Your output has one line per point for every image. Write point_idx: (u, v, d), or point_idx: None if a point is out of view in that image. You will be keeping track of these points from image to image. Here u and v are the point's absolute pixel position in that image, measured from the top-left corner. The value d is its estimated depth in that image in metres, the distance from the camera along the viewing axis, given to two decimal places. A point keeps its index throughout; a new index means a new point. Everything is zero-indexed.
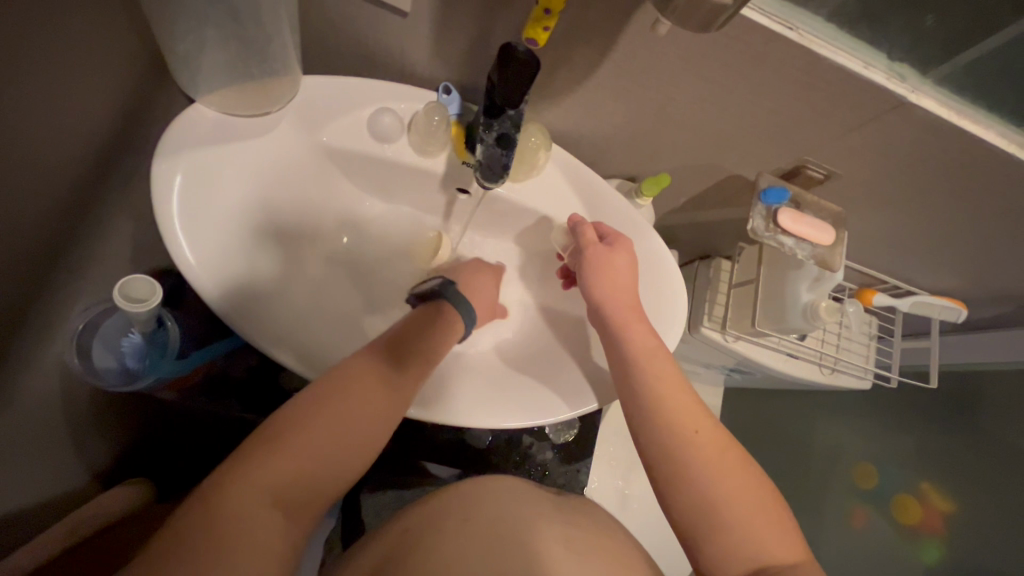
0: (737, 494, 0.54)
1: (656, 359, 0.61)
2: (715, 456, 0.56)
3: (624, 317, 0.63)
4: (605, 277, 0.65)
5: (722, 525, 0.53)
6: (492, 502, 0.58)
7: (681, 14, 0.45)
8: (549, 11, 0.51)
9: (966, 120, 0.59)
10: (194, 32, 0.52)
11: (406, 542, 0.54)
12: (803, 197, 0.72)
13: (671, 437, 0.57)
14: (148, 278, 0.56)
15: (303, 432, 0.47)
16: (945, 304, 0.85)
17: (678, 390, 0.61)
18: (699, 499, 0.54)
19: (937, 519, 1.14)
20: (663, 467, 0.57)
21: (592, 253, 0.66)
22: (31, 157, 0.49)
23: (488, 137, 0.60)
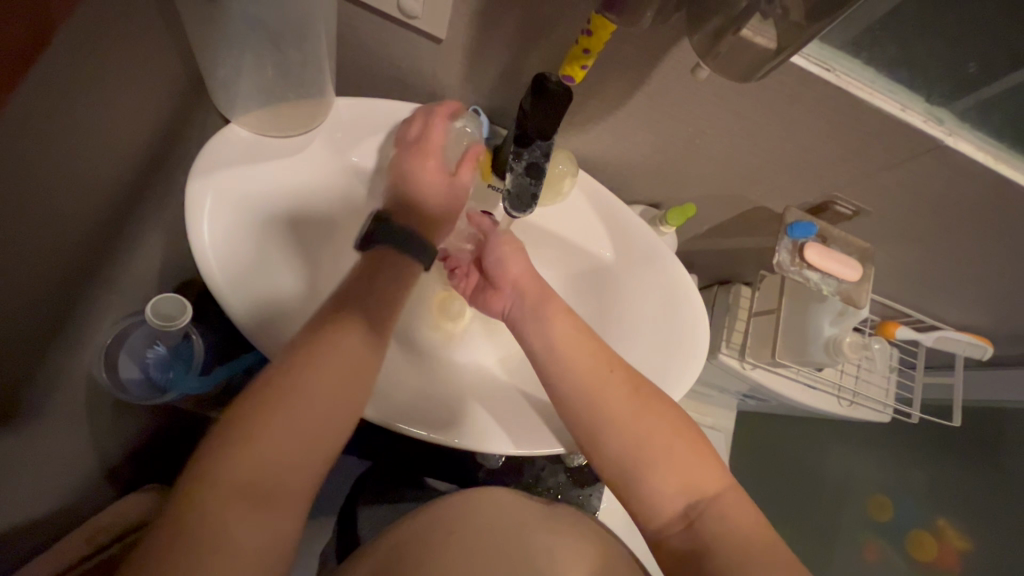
0: (672, 457, 0.55)
1: (576, 339, 0.60)
2: (645, 422, 0.56)
3: (547, 305, 0.63)
4: (515, 262, 0.66)
5: (658, 488, 0.55)
6: (486, 518, 0.59)
7: (721, 62, 0.45)
8: (588, 51, 0.52)
9: (1003, 165, 0.58)
10: (235, 57, 0.53)
11: (399, 549, 0.55)
12: (831, 232, 0.71)
13: (594, 417, 0.57)
14: (177, 296, 0.58)
15: (262, 427, 0.45)
16: (970, 340, 0.83)
17: (605, 369, 0.58)
18: (633, 466, 0.56)
19: (954, 556, 1.14)
20: (591, 443, 0.57)
21: (501, 238, 0.66)
22: (78, 175, 0.50)
23: (517, 167, 0.60)
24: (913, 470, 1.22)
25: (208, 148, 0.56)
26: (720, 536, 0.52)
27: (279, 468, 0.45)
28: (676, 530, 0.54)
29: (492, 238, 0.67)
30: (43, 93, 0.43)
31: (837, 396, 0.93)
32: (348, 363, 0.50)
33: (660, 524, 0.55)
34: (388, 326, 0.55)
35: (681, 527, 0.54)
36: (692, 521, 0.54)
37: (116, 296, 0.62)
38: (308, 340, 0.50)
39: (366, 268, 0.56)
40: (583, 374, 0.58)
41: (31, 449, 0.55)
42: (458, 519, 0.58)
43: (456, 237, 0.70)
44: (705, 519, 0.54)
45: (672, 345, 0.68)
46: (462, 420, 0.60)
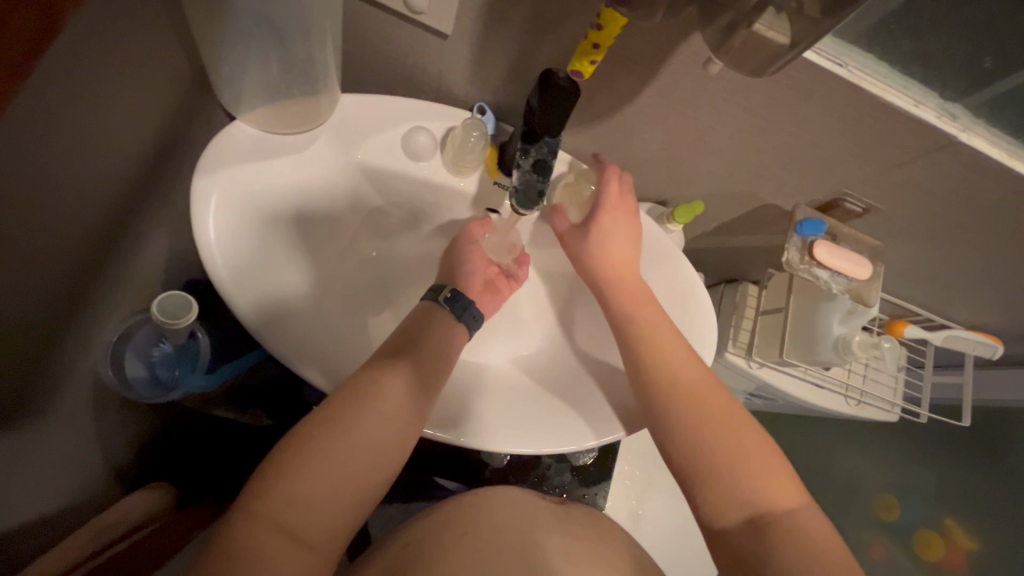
0: (737, 459, 0.52)
1: (665, 335, 0.61)
2: (719, 415, 0.55)
3: (630, 287, 0.64)
4: (619, 243, 0.66)
5: (725, 481, 0.52)
6: (493, 517, 0.58)
7: (734, 58, 0.45)
8: (598, 46, 0.51)
9: (1019, 162, 0.57)
10: (240, 53, 0.53)
11: (409, 551, 0.54)
12: (841, 230, 0.71)
13: (670, 398, 0.57)
14: (182, 293, 0.58)
15: (326, 443, 0.48)
16: (981, 339, 0.83)
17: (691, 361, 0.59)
18: (702, 453, 0.53)
19: (960, 557, 1.14)
20: (664, 423, 0.56)
21: (613, 216, 0.66)
22: (83, 172, 0.50)
23: (523, 164, 0.60)
24: (919, 470, 1.22)
25: (213, 147, 0.56)
26: (785, 548, 0.47)
27: (323, 511, 0.46)
28: (736, 531, 0.50)
29: (606, 209, 0.66)
30: (47, 88, 0.42)
31: (845, 396, 0.92)
32: (394, 413, 0.51)
33: (723, 522, 0.50)
34: (433, 376, 0.56)
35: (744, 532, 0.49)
36: (759, 527, 0.49)
37: (121, 294, 0.62)
38: (358, 385, 0.52)
39: (426, 306, 0.61)
40: (667, 352, 0.59)
41: (42, 443, 0.56)
42: (466, 521, 0.56)
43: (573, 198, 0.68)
44: (771, 526, 0.48)
45: None
46: (470, 419, 0.60)
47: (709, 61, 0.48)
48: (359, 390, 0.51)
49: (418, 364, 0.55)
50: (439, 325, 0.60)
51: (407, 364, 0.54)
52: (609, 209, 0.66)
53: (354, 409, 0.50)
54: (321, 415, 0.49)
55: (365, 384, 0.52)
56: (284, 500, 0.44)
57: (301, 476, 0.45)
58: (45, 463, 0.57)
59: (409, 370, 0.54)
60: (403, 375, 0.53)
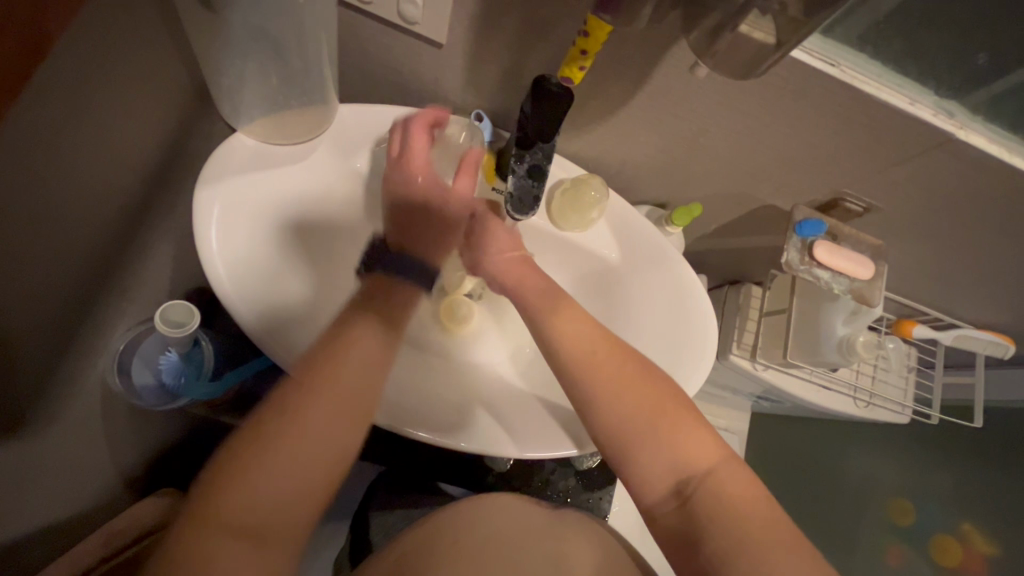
0: (651, 430, 0.52)
1: (569, 313, 0.58)
2: (633, 403, 0.53)
3: (535, 291, 0.60)
4: (507, 248, 0.62)
5: (654, 471, 0.52)
6: (486, 522, 0.59)
7: (721, 60, 0.45)
8: (586, 53, 0.52)
9: (1019, 158, 0.57)
10: (239, 67, 0.54)
11: (412, 558, 0.54)
12: (841, 229, 0.70)
13: (578, 377, 0.55)
14: (186, 302, 0.58)
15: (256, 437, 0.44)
16: (991, 338, 0.82)
17: (603, 351, 0.55)
18: (624, 452, 0.53)
19: (981, 563, 1.11)
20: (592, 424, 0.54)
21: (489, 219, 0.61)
22: (87, 185, 0.51)
23: (518, 168, 0.61)
24: (936, 473, 1.19)
25: (213, 155, 0.57)
26: (717, 510, 0.49)
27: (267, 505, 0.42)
28: (668, 508, 0.51)
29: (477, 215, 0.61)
30: (49, 105, 0.44)
31: (853, 398, 0.92)
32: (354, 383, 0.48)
33: (653, 501, 0.52)
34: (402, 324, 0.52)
35: (673, 507, 0.51)
36: (686, 498, 0.51)
37: (126, 303, 0.63)
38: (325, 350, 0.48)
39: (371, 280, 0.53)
40: (581, 360, 0.55)
41: (44, 453, 0.58)
42: (458, 528, 0.57)
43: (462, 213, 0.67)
44: (695, 495, 0.50)
45: (677, 350, 0.68)
46: (471, 422, 0.60)
47: (697, 64, 0.48)
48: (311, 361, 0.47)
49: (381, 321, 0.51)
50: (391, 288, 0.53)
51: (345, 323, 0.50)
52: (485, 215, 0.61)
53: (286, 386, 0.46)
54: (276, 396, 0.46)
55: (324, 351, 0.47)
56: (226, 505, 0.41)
57: (262, 447, 0.43)
58: (48, 471, 0.58)
59: (374, 324, 0.50)
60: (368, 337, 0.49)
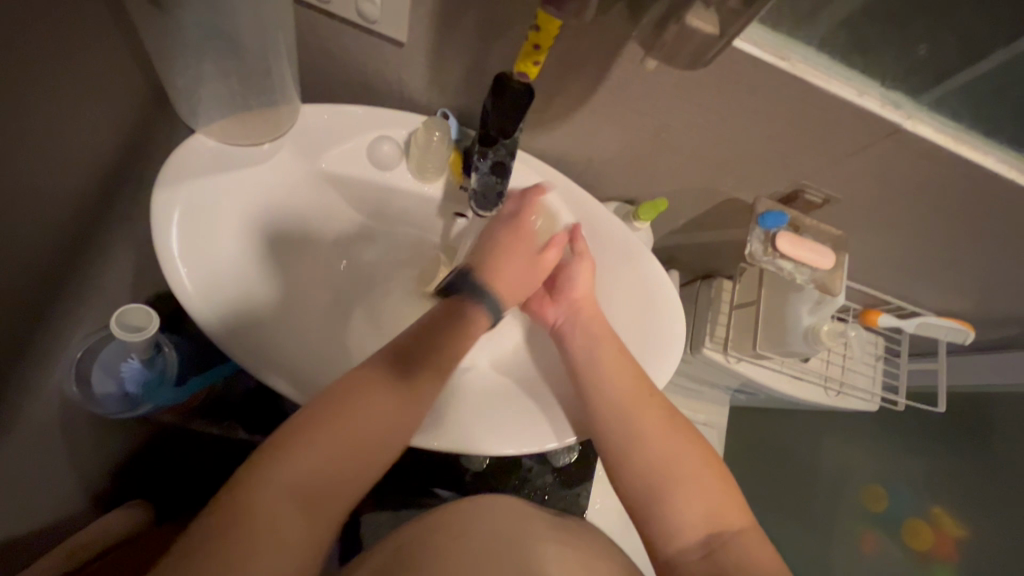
0: (681, 477, 0.56)
1: (617, 357, 0.62)
2: (666, 445, 0.57)
3: (594, 320, 0.65)
4: (584, 280, 0.68)
5: (682, 522, 0.54)
6: (484, 518, 0.58)
7: (667, 52, 0.47)
8: (539, 47, 0.52)
9: (966, 146, 0.58)
10: (194, 66, 0.53)
11: (398, 555, 0.54)
12: (803, 221, 0.72)
13: (613, 413, 0.59)
14: (145, 306, 0.56)
15: (309, 446, 0.45)
16: (951, 325, 0.84)
17: (640, 390, 0.60)
18: (652, 497, 0.56)
19: (949, 544, 1.13)
20: (621, 457, 0.58)
21: (509, 246, 0.65)
22: (38, 191, 0.50)
23: (481, 166, 0.62)
24: (910, 459, 1.21)
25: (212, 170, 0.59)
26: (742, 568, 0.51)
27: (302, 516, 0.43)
28: (694, 559, 0.53)
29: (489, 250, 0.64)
30: None
31: (823, 386, 0.93)
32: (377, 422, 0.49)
33: (678, 549, 0.54)
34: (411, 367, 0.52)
35: (698, 558, 0.53)
36: (712, 550, 0.53)
37: (84, 310, 0.62)
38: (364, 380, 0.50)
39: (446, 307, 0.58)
40: (622, 403, 0.59)
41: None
42: (459, 524, 0.57)
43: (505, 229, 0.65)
44: (712, 546, 0.53)
45: (646, 342, 0.69)
46: (440, 419, 0.59)
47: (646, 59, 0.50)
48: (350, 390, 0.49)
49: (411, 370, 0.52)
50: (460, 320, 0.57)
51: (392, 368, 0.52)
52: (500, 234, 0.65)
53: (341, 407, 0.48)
54: (300, 421, 0.46)
55: (348, 394, 0.48)
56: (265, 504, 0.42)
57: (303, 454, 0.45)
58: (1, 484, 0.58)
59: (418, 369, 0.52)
60: (386, 379, 0.51)
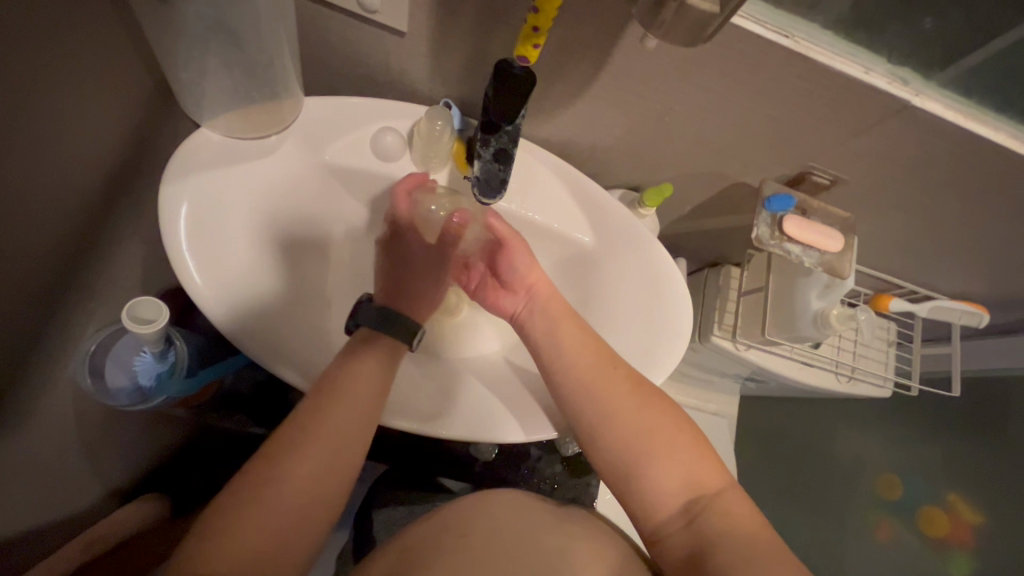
0: (655, 448, 0.56)
1: (569, 328, 0.63)
2: (631, 411, 0.58)
3: (547, 298, 0.65)
4: (531, 264, 0.66)
5: (662, 494, 0.56)
6: (491, 516, 0.58)
7: (668, 29, 0.46)
8: (538, 29, 0.51)
9: (976, 122, 0.57)
10: (196, 60, 0.54)
11: (409, 550, 0.55)
12: (810, 204, 0.71)
13: (576, 388, 0.60)
14: (155, 299, 0.56)
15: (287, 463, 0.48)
16: (965, 308, 0.83)
17: (610, 370, 0.60)
18: (629, 474, 0.57)
19: (967, 532, 1.14)
20: (588, 435, 0.59)
21: (518, 244, 0.66)
22: (45, 187, 0.51)
23: (485, 154, 0.62)
24: (922, 446, 1.21)
25: (203, 166, 0.59)
26: (725, 534, 0.52)
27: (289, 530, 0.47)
28: (677, 527, 0.55)
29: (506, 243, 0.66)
30: None
31: (834, 372, 0.93)
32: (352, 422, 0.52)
33: (660, 522, 0.56)
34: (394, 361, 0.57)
35: (680, 526, 0.55)
36: (693, 517, 0.54)
37: (95, 305, 0.63)
38: (327, 382, 0.53)
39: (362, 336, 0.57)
40: (591, 386, 0.59)
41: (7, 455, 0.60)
42: (464, 523, 0.57)
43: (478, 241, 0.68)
44: (692, 515, 0.54)
45: (651, 329, 0.69)
46: (446, 411, 0.62)
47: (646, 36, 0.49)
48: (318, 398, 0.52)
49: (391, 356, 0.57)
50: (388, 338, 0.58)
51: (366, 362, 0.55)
52: (512, 240, 0.66)
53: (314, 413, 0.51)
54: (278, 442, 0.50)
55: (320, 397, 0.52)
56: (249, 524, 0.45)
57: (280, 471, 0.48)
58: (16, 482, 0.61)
59: (380, 355, 0.56)
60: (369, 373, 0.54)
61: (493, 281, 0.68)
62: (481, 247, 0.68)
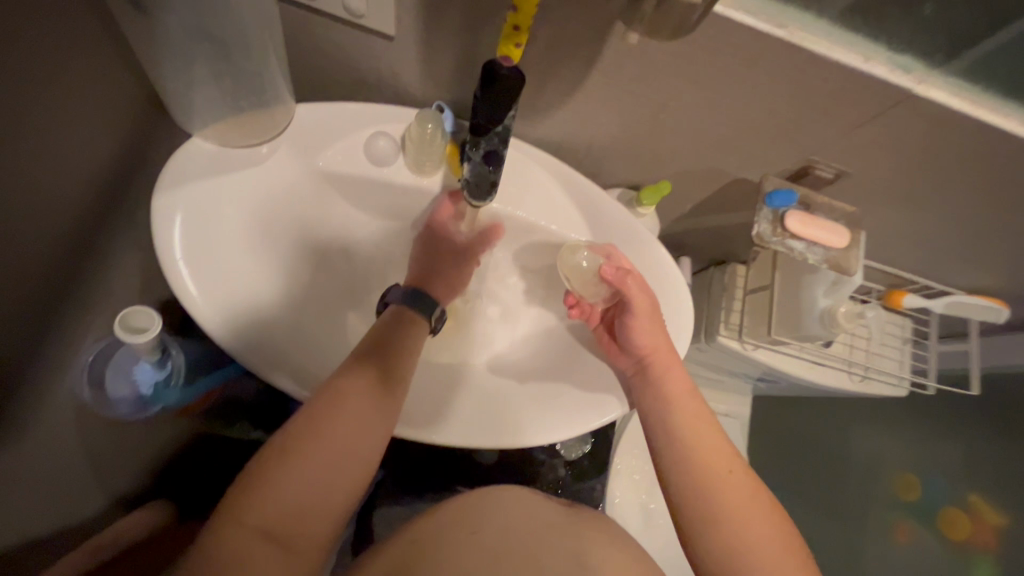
0: (752, 527, 0.54)
1: (672, 374, 0.62)
2: (722, 462, 0.57)
3: (665, 365, 0.62)
4: (648, 333, 0.63)
5: (693, 513, 0.56)
6: (494, 514, 0.56)
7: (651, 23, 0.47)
8: (520, 28, 0.51)
9: (983, 110, 0.55)
10: (184, 70, 0.54)
11: (411, 548, 0.53)
12: (814, 198, 0.69)
13: (681, 436, 0.59)
14: (147, 309, 0.56)
15: (312, 462, 0.50)
16: (981, 303, 0.82)
17: (704, 424, 0.60)
18: (723, 550, 0.53)
19: (990, 533, 1.10)
20: (680, 489, 0.57)
21: (641, 310, 0.63)
22: (35, 200, 0.52)
23: (474, 155, 0.61)
24: (940, 446, 1.17)
25: (195, 177, 0.59)
26: None
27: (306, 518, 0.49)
28: None
29: (632, 308, 0.64)
30: None
31: (848, 370, 0.90)
32: (367, 437, 0.53)
33: None
34: (397, 378, 0.57)
35: None
36: None
37: None
38: (341, 394, 0.53)
39: (396, 311, 0.62)
40: (689, 436, 0.59)
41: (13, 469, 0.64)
42: (472, 521, 0.55)
43: (585, 283, 0.68)
44: (725, 536, 0.54)
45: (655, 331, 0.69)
46: (443, 416, 0.62)
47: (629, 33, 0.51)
48: (336, 402, 0.53)
49: (382, 376, 0.56)
50: (411, 330, 0.62)
51: (376, 376, 0.55)
52: (637, 307, 0.63)
53: (332, 418, 0.52)
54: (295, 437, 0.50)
55: (341, 403, 0.53)
56: (273, 505, 0.47)
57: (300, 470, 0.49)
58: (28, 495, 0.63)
59: (376, 377, 0.55)
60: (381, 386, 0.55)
61: (608, 338, 0.68)
62: (600, 292, 0.68)
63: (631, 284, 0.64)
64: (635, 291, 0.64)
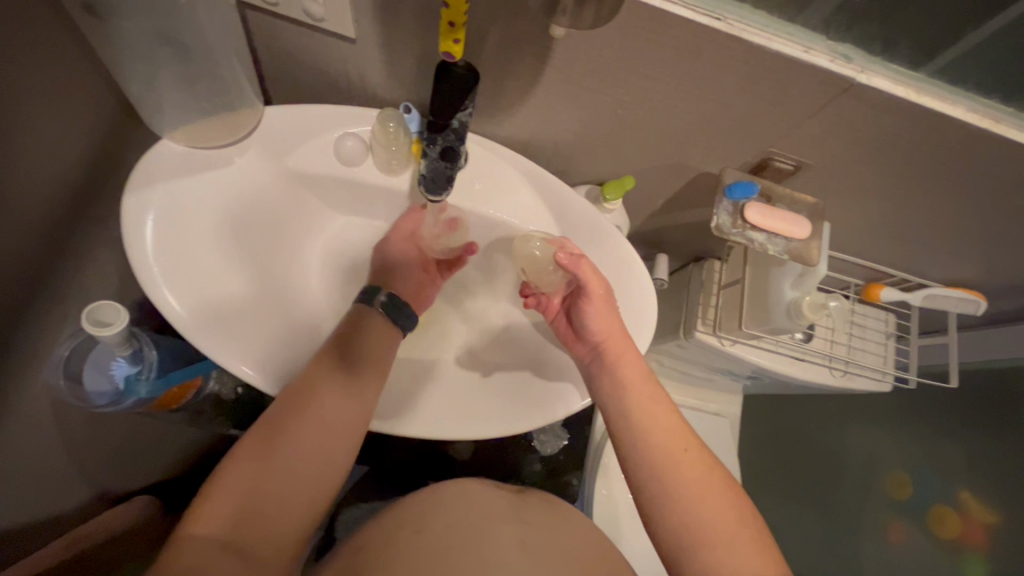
0: (704, 506, 0.54)
1: (629, 363, 0.63)
2: (677, 445, 0.58)
3: (620, 351, 0.63)
4: (602, 319, 0.64)
5: (652, 500, 0.56)
6: (446, 510, 0.57)
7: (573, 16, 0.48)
8: (454, 23, 0.50)
9: (928, 97, 0.55)
10: (147, 75, 0.56)
11: (361, 548, 0.54)
12: (775, 191, 0.70)
13: (637, 425, 0.60)
14: (115, 302, 0.59)
15: (275, 457, 0.50)
16: (960, 295, 0.81)
17: (662, 409, 0.61)
18: (680, 533, 0.54)
19: (979, 531, 1.03)
20: (638, 476, 0.58)
21: (593, 296, 0.64)
22: (4, 201, 0.54)
23: (432, 152, 0.64)
24: (935, 444, 1.12)
25: (166, 177, 0.61)
26: None
27: (272, 514, 0.49)
28: None
29: (586, 294, 0.64)
30: None
31: (829, 366, 0.89)
32: (331, 429, 0.54)
33: None
34: (362, 369, 0.58)
35: None
36: None
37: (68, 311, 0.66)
38: (304, 388, 0.55)
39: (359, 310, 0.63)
40: (648, 424, 0.60)
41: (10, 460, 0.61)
42: (420, 520, 0.55)
43: (541, 274, 0.68)
44: (684, 522, 0.54)
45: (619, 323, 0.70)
46: (407, 408, 0.63)
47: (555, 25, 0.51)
48: (299, 396, 0.54)
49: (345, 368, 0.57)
50: (378, 327, 0.62)
51: (340, 370, 0.56)
52: (592, 294, 0.64)
53: (295, 412, 0.53)
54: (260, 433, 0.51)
55: (303, 397, 0.54)
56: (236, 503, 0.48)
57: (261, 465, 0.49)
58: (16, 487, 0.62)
59: (340, 370, 0.56)
60: (343, 378, 0.56)
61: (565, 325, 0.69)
62: (555, 281, 0.69)
63: (582, 270, 0.64)
64: (586, 275, 0.64)
